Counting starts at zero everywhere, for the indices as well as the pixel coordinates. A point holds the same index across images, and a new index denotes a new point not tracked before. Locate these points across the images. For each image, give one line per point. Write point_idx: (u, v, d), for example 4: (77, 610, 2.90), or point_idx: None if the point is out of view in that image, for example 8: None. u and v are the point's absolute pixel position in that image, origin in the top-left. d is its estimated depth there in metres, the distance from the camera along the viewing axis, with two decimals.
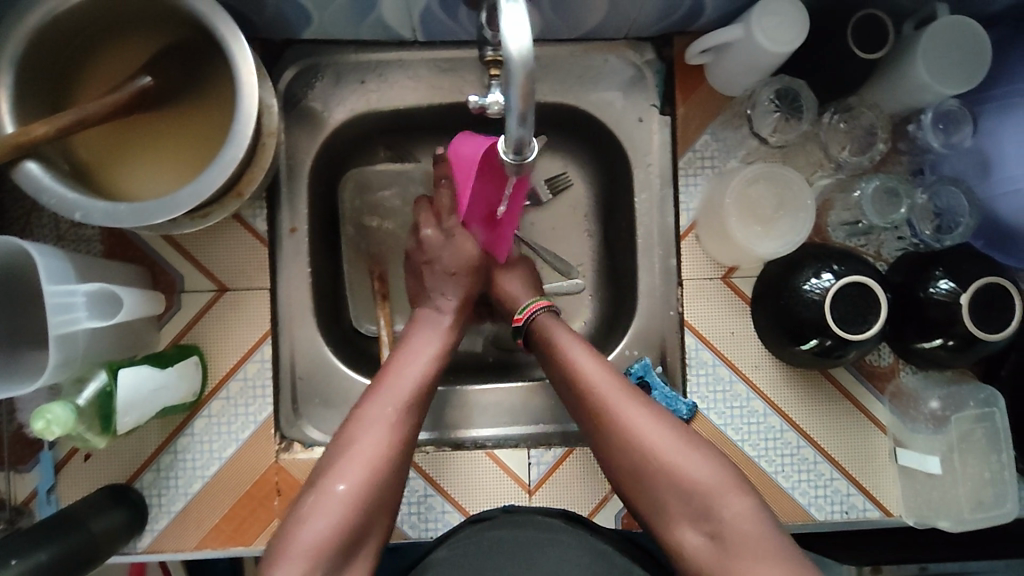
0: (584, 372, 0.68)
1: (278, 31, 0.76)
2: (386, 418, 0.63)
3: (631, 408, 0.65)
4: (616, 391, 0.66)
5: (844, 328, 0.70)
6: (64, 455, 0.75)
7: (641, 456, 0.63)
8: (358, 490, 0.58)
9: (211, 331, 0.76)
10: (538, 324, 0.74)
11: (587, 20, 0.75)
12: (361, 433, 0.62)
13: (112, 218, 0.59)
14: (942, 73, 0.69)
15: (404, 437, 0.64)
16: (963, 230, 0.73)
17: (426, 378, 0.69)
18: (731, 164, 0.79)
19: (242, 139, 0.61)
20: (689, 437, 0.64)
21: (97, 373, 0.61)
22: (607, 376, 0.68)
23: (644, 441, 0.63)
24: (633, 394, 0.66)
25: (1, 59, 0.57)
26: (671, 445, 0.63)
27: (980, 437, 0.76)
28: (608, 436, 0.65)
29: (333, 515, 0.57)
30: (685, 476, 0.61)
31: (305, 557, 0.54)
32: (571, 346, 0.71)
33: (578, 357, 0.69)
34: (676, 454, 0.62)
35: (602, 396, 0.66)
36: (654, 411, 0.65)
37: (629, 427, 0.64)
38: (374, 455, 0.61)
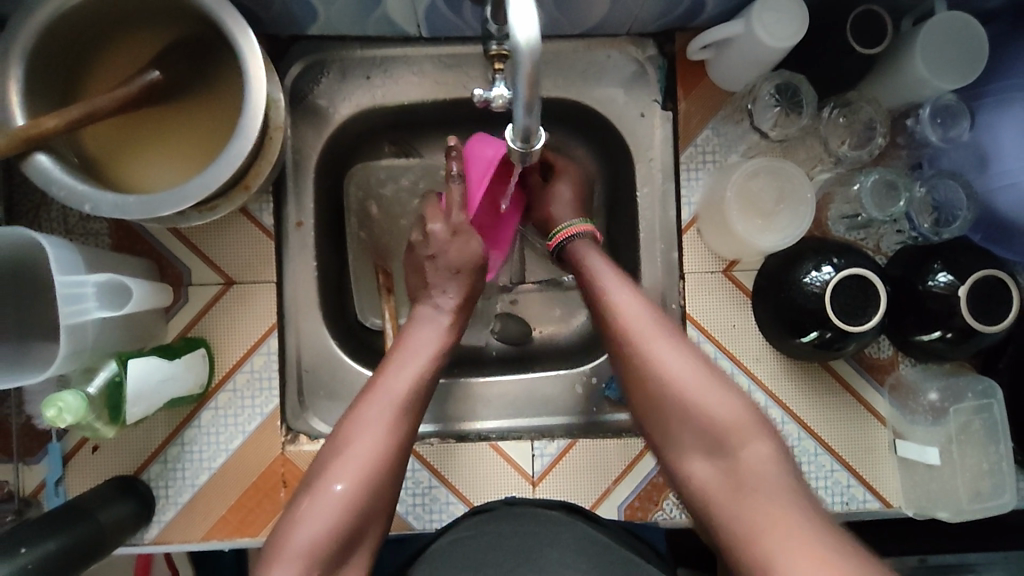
0: (614, 300, 0.68)
1: (285, 27, 0.77)
2: (384, 419, 0.63)
3: (660, 336, 0.65)
4: (643, 321, 0.66)
5: (844, 320, 0.71)
6: (72, 447, 0.76)
7: (664, 386, 0.63)
8: (352, 494, 0.59)
9: (218, 324, 0.77)
10: (575, 249, 0.75)
11: (590, 17, 0.76)
12: (358, 433, 0.62)
13: (121, 210, 0.60)
14: (940, 68, 0.70)
15: (401, 439, 0.63)
16: (960, 224, 0.73)
17: (422, 379, 0.67)
18: (732, 159, 0.80)
19: (249, 132, 0.61)
20: (715, 374, 0.64)
21: (106, 364, 0.62)
22: (638, 308, 0.67)
23: (668, 370, 0.63)
24: (662, 324, 0.66)
25: (13, 52, 0.58)
26: (694, 378, 0.63)
27: (978, 429, 0.77)
28: (635, 360, 0.65)
29: (327, 519, 0.57)
30: (704, 411, 0.62)
31: (299, 559, 0.56)
32: (604, 273, 0.71)
33: (613, 282, 0.70)
34: (697, 388, 0.62)
35: (632, 324, 0.66)
36: (682, 344, 0.65)
37: (655, 355, 0.64)
38: (371, 459, 0.61)
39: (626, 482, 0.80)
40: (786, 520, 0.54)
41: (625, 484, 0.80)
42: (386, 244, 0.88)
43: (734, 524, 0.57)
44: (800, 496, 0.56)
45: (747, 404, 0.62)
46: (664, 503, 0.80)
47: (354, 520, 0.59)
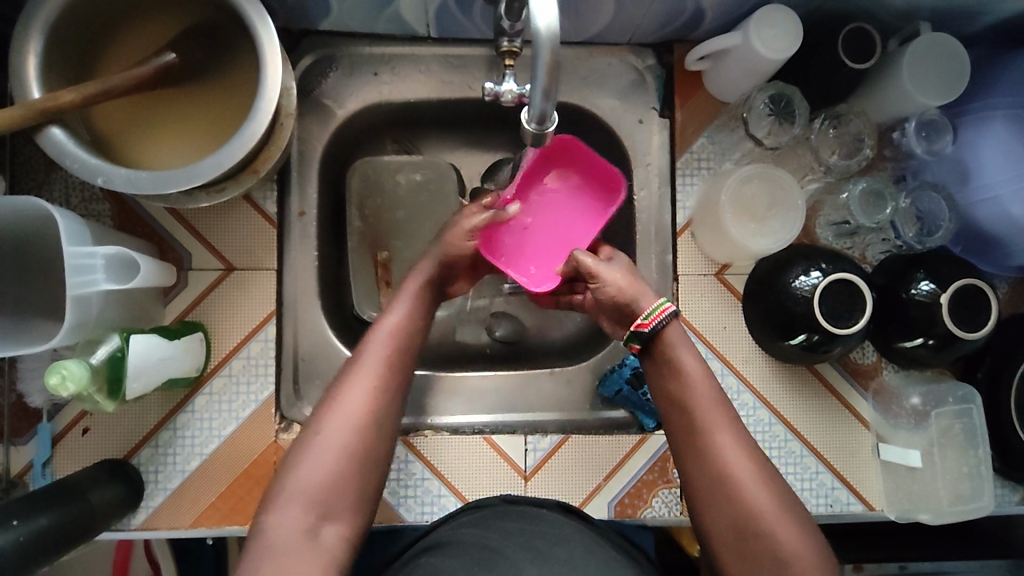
0: (696, 393, 0.62)
1: (296, 20, 0.79)
2: (375, 365, 0.62)
3: (739, 451, 0.60)
4: (722, 417, 0.62)
5: (832, 323, 0.73)
6: (63, 428, 0.75)
7: (750, 521, 0.57)
8: (344, 437, 0.58)
9: (217, 309, 0.78)
10: (659, 341, 0.65)
11: (593, 24, 0.79)
12: (353, 379, 0.61)
13: (134, 185, 0.61)
14: (925, 85, 0.74)
15: (394, 381, 0.63)
16: (943, 233, 0.77)
17: (407, 325, 0.66)
18: (727, 166, 0.83)
19: (263, 116, 0.62)
20: (791, 498, 0.59)
21: (110, 338, 0.62)
22: (716, 402, 0.62)
23: (752, 501, 0.58)
24: (747, 442, 0.61)
25: (33, 27, 0.59)
26: (776, 511, 0.57)
27: (958, 432, 0.79)
28: (719, 483, 0.59)
29: (324, 463, 0.57)
30: (785, 555, 0.56)
31: (300, 501, 0.56)
32: (689, 376, 0.63)
33: (698, 391, 0.63)
34: (771, 512, 0.57)
35: (716, 439, 0.61)
36: (761, 459, 0.60)
37: (739, 481, 0.59)
38: (364, 406, 0.60)
39: (617, 479, 0.81)
40: None
41: (617, 480, 0.81)
42: (386, 238, 0.90)
43: None
44: None
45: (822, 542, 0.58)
46: (654, 500, 0.81)
47: (355, 460, 0.58)
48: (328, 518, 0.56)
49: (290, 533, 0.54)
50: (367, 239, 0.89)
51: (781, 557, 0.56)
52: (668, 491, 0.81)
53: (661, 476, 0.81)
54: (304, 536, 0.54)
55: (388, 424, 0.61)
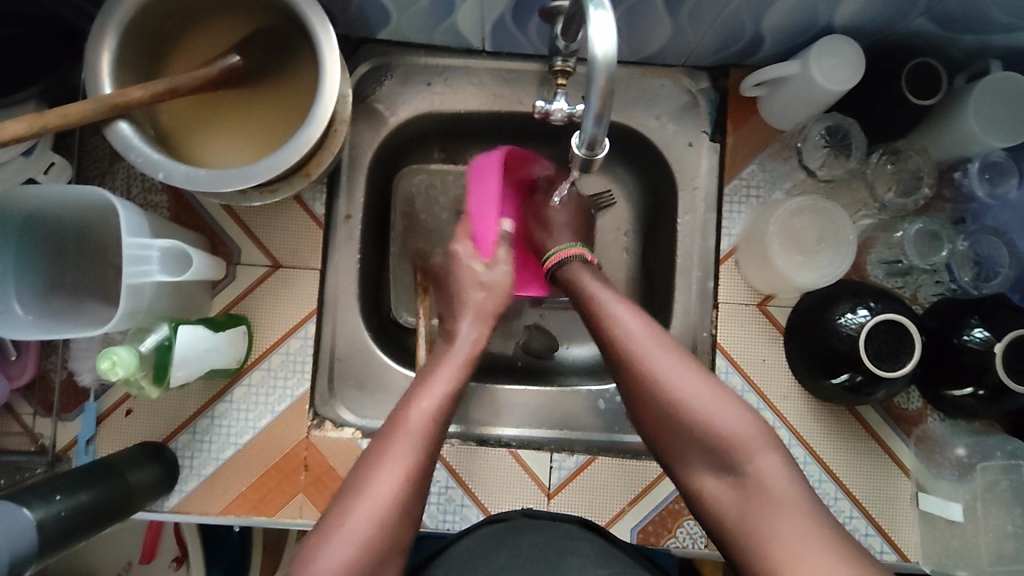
0: (604, 305, 0.66)
1: (356, 28, 0.81)
2: (401, 458, 0.58)
3: (657, 347, 0.62)
4: (633, 318, 0.64)
5: (877, 364, 0.71)
6: (108, 407, 0.78)
7: (674, 404, 0.59)
8: (366, 530, 0.54)
9: (260, 304, 0.80)
10: (567, 266, 0.72)
11: (649, 44, 0.79)
12: (384, 464, 0.57)
13: (193, 182, 0.63)
14: (992, 126, 0.71)
15: (424, 473, 0.58)
16: (1000, 280, 0.74)
17: (442, 408, 0.61)
18: (776, 195, 0.81)
19: (319, 121, 0.64)
20: (721, 387, 0.60)
21: (159, 327, 0.64)
22: (624, 306, 0.66)
23: (671, 386, 0.60)
24: (662, 337, 0.63)
25: (109, 25, 0.62)
26: (699, 394, 0.59)
27: (1005, 489, 0.76)
28: (636, 379, 0.61)
29: (344, 554, 0.53)
30: (716, 431, 0.58)
31: None
32: (595, 294, 0.67)
33: (614, 304, 0.66)
34: (698, 394, 0.59)
35: (630, 338, 0.63)
36: (680, 352, 0.62)
37: (655, 369, 0.61)
38: (388, 502, 0.56)
39: (643, 504, 0.81)
40: (808, 534, 0.52)
41: (641, 507, 0.81)
42: (425, 246, 0.91)
43: (748, 533, 0.55)
44: (817, 515, 0.53)
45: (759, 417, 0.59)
46: (678, 530, 0.80)
47: (376, 548, 0.54)
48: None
49: None
50: (408, 243, 0.91)
51: (714, 434, 0.58)
52: (693, 523, 0.80)
53: (687, 507, 0.80)
54: None
55: (409, 522, 0.57)
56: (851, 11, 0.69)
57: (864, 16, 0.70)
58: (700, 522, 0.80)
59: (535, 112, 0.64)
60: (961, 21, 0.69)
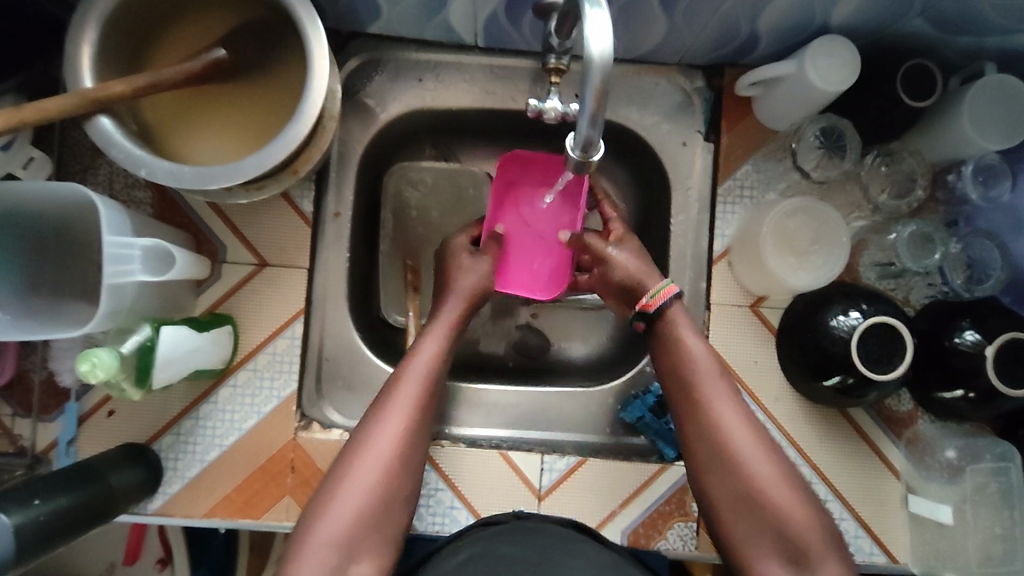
0: (702, 379, 0.67)
1: (346, 22, 0.79)
2: (398, 413, 0.63)
3: (741, 424, 0.64)
4: (728, 401, 0.65)
5: (870, 367, 0.71)
6: (90, 408, 0.76)
7: (749, 483, 0.62)
8: (372, 480, 0.60)
9: (247, 303, 0.78)
10: (669, 317, 0.70)
11: (644, 43, 0.78)
12: (380, 425, 0.62)
13: (176, 179, 0.61)
14: (986, 129, 0.71)
15: (420, 425, 0.64)
16: (993, 283, 0.74)
17: (433, 369, 0.66)
18: (770, 196, 0.81)
19: (307, 117, 0.62)
20: (800, 482, 0.63)
21: (140, 329, 0.63)
22: (723, 389, 0.66)
23: (758, 475, 0.62)
24: (753, 425, 0.65)
25: (90, 17, 0.60)
26: (779, 485, 0.61)
27: (994, 491, 0.76)
28: (727, 461, 0.63)
29: (348, 513, 0.58)
30: (793, 522, 0.60)
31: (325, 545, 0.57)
32: (695, 363, 0.67)
33: (708, 367, 0.67)
34: (780, 486, 0.61)
35: (718, 409, 0.65)
36: (768, 442, 0.64)
37: (743, 456, 0.63)
38: (386, 459, 0.61)
39: (633, 506, 0.80)
40: None
41: (632, 508, 0.80)
42: (415, 245, 0.90)
43: None
44: None
45: (817, 510, 0.61)
46: (668, 532, 0.79)
47: (379, 496, 0.60)
48: (356, 555, 0.58)
49: None
50: (399, 243, 0.90)
51: (777, 513, 0.60)
52: (683, 525, 0.80)
53: (678, 509, 0.80)
54: None
55: (407, 476, 0.62)
56: (847, 12, 0.69)
57: (860, 16, 0.69)
58: (691, 524, 0.79)
59: (530, 111, 0.63)
60: (957, 22, 0.68)
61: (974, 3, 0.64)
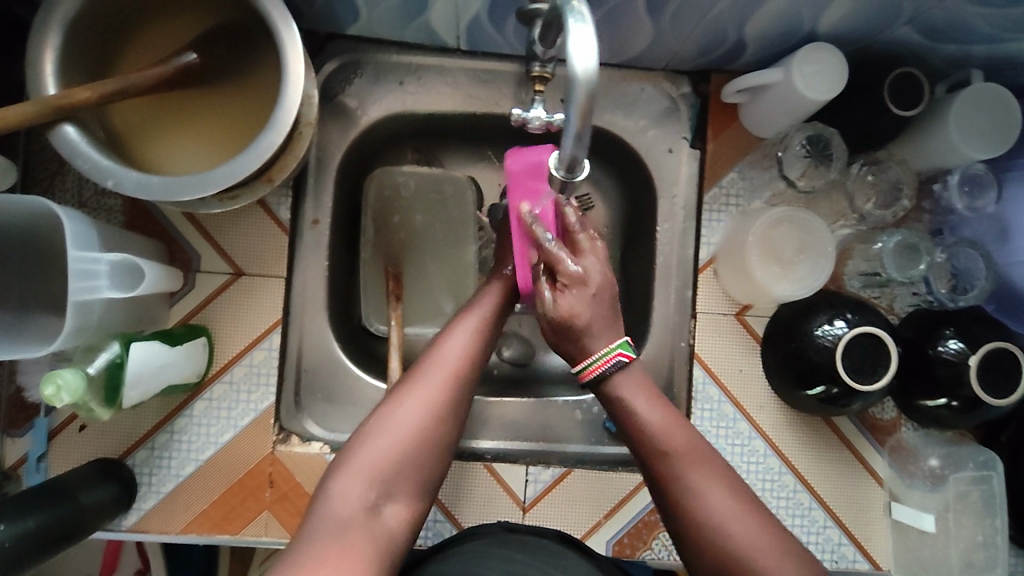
0: (655, 436, 0.59)
1: (324, 24, 0.77)
2: (450, 359, 0.60)
3: (715, 487, 0.57)
4: (690, 451, 0.58)
5: (854, 378, 0.71)
6: (60, 423, 0.74)
7: (729, 555, 0.54)
8: (420, 422, 0.57)
9: (222, 313, 0.76)
10: (610, 389, 0.62)
11: (630, 47, 0.76)
12: (420, 380, 0.59)
13: (145, 190, 0.59)
14: (973, 138, 0.70)
15: (465, 387, 0.60)
16: (977, 292, 0.74)
17: (483, 334, 0.64)
18: (756, 205, 0.80)
19: (282, 125, 0.60)
20: (781, 531, 0.56)
21: (109, 345, 0.60)
22: (682, 436, 0.59)
23: (725, 534, 0.54)
24: (722, 474, 0.58)
25: (53, 21, 0.57)
26: (755, 537, 0.54)
27: (976, 499, 0.76)
28: (692, 526, 0.56)
29: (389, 451, 0.55)
30: None
31: (364, 476, 0.54)
32: (650, 420, 0.60)
33: (666, 433, 0.59)
34: (754, 542, 0.54)
35: (688, 476, 0.57)
36: (742, 494, 0.57)
37: (713, 515, 0.55)
38: (434, 405, 0.58)
39: (618, 517, 0.80)
40: None
41: (617, 518, 0.79)
42: (398, 250, 0.87)
43: None
44: None
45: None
46: (653, 542, 0.79)
47: (424, 442, 0.57)
48: (389, 497, 0.55)
49: (349, 512, 0.52)
50: (380, 248, 0.87)
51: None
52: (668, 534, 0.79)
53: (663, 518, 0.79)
54: (364, 513, 0.53)
55: (454, 426, 0.59)
56: (836, 19, 0.68)
57: (848, 24, 0.68)
58: None
59: (514, 119, 0.61)
60: (944, 32, 0.68)
61: (963, 12, 0.63)
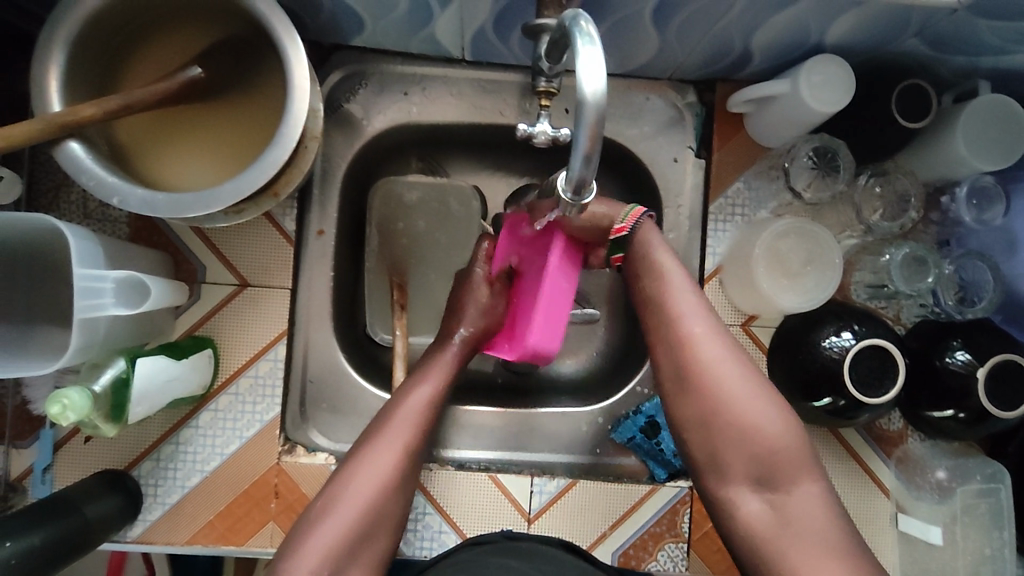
0: (660, 283, 0.63)
1: (328, 34, 0.76)
2: (413, 414, 0.62)
3: (707, 331, 0.61)
4: (688, 294, 0.62)
5: (861, 391, 0.70)
6: (65, 435, 0.74)
7: (719, 402, 0.58)
8: (367, 499, 0.57)
9: (227, 325, 0.76)
10: (633, 237, 0.65)
11: (635, 58, 0.76)
12: (375, 446, 0.60)
13: (150, 207, 0.59)
14: (980, 149, 0.70)
15: (416, 454, 0.62)
16: (986, 305, 0.73)
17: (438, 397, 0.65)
18: (761, 215, 0.80)
19: (287, 141, 0.60)
20: (771, 389, 0.60)
21: (115, 361, 0.61)
22: (682, 281, 0.63)
23: (715, 376, 0.59)
24: (717, 325, 0.62)
25: (57, 37, 0.57)
26: (743, 385, 0.59)
27: (984, 512, 0.76)
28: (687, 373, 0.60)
29: (342, 520, 0.56)
30: (758, 438, 0.57)
31: (319, 554, 0.54)
32: (661, 264, 0.64)
33: (665, 279, 0.63)
34: (745, 392, 0.58)
35: (684, 318, 0.61)
36: (734, 346, 0.61)
37: (706, 360, 0.60)
38: (386, 474, 0.59)
39: (623, 528, 0.79)
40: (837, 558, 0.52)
41: (623, 530, 0.79)
42: (403, 260, 0.87)
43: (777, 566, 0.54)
44: (851, 543, 0.53)
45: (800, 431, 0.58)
46: (659, 553, 0.79)
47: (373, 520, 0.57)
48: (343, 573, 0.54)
49: None
50: (385, 258, 0.87)
51: (749, 434, 0.57)
52: (673, 546, 0.79)
53: (668, 530, 0.79)
54: None
55: (403, 498, 0.60)
56: (843, 31, 0.67)
57: (856, 36, 0.68)
58: (682, 546, 0.79)
59: (518, 131, 0.60)
60: (953, 44, 0.67)
61: (972, 24, 0.63)
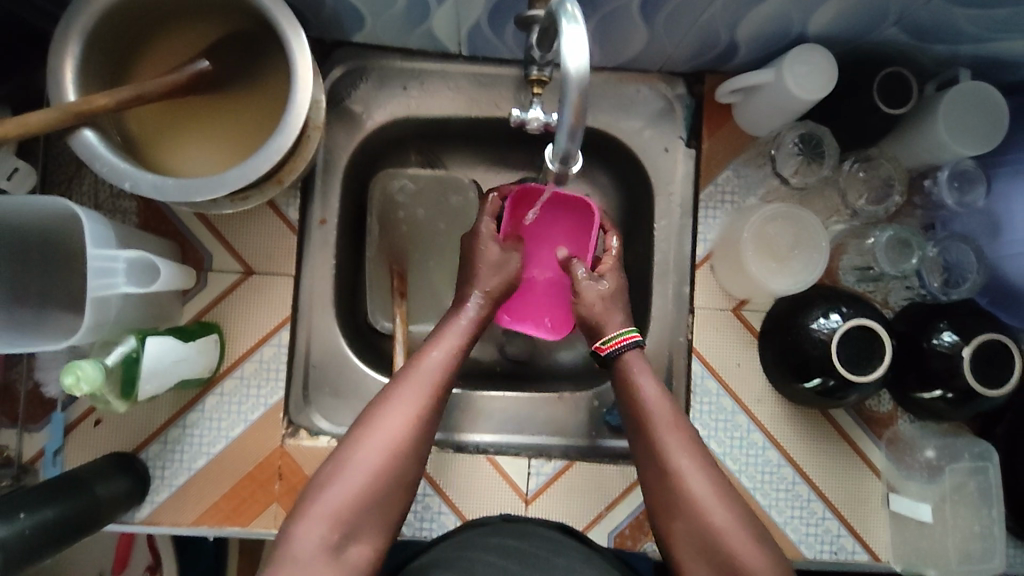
0: (649, 413, 0.66)
1: (329, 31, 0.79)
2: (427, 376, 0.64)
3: (692, 463, 0.62)
4: (673, 423, 0.65)
5: (849, 370, 0.72)
6: (76, 418, 0.76)
7: (704, 528, 0.60)
8: (378, 459, 0.59)
9: (232, 311, 0.79)
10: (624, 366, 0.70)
11: (625, 51, 0.79)
12: (388, 409, 0.61)
13: (160, 191, 0.62)
14: (961, 135, 0.72)
15: (430, 414, 0.63)
16: (969, 286, 0.75)
17: (450, 361, 0.66)
18: (750, 201, 0.82)
19: (291, 128, 0.63)
20: (754, 521, 0.61)
21: (125, 339, 0.63)
22: (667, 409, 0.66)
23: (700, 504, 0.60)
24: (702, 458, 0.63)
25: (73, 30, 0.60)
26: (725, 511, 0.60)
27: (972, 490, 0.78)
28: (675, 498, 0.62)
29: (350, 485, 0.57)
30: (740, 562, 0.58)
31: (328, 517, 0.56)
32: (649, 394, 0.67)
33: (656, 405, 0.66)
34: (728, 518, 0.60)
35: (669, 453, 0.63)
36: (718, 477, 0.62)
37: (692, 493, 0.61)
38: (397, 433, 0.60)
39: (619, 509, 0.81)
40: None
41: (619, 511, 0.81)
42: (403, 249, 0.90)
43: None
44: None
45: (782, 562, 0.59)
46: None
47: (386, 479, 0.59)
48: (352, 536, 0.56)
49: (309, 547, 0.54)
50: (386, 248, 0.89)
51: (732, 559, 0.58)
52: None
53: None
54: (324, 550, 0.55)
55: (418, 456, 0.61)
56: (825, 21, 0.70)
57: (837, 26, 0.70)
58: None
59: (513, 121, 0.63)
60: (932, 32, 0.70)
61: (948, 13, 0.65)
